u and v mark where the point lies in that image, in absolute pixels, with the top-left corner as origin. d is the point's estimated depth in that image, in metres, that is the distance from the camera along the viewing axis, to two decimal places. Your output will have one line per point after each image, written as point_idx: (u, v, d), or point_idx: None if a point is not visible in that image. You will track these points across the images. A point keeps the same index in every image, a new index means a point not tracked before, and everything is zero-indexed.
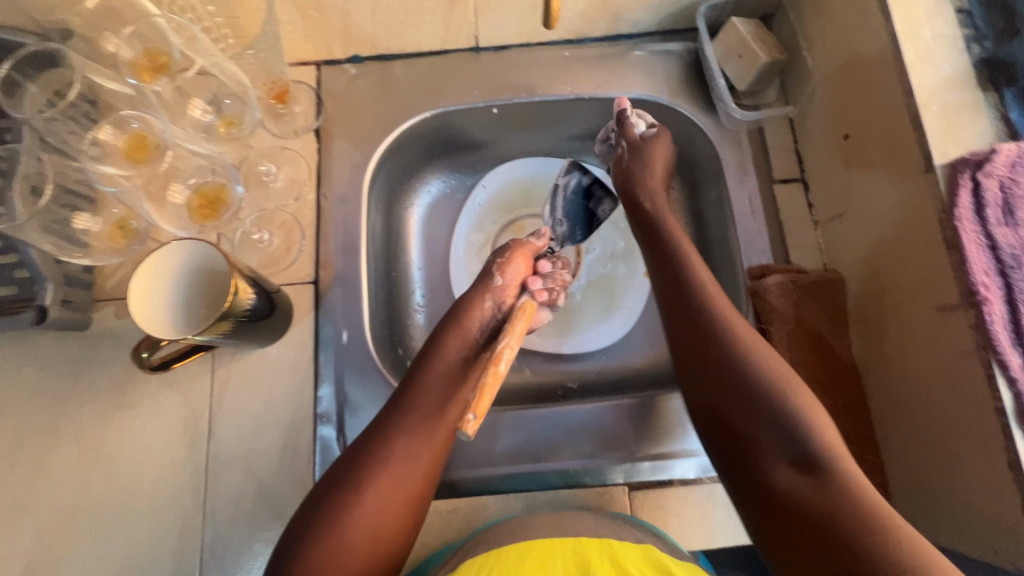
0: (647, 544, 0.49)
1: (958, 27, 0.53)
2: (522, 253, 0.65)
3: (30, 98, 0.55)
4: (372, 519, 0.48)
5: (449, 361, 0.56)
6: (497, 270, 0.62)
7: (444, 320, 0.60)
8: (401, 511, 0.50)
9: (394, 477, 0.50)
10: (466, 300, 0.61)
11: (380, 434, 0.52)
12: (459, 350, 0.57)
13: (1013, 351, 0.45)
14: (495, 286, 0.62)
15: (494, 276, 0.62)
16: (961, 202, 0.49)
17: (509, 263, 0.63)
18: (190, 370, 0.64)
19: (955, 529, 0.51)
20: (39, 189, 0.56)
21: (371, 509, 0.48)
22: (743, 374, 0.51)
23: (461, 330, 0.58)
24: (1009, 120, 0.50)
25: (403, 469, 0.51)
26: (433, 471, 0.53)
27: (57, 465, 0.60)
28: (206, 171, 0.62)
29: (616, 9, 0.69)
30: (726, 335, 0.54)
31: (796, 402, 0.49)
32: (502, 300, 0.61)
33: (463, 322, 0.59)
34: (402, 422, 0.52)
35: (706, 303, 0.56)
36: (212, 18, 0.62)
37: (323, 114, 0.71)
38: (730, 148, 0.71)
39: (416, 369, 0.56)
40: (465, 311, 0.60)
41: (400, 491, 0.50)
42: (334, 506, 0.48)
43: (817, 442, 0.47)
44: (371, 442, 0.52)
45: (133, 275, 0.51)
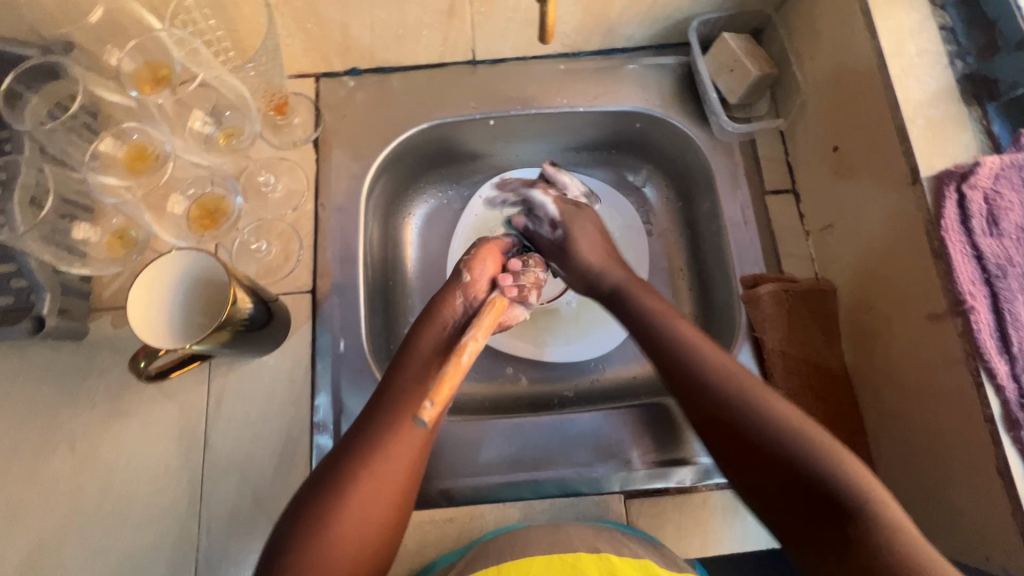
0: (646, 561, 0.49)
1: (942, 43, 0.55)
2: (489, 250, 0.65)
3: (30, 110, 0.54)
4: (356, 521, 0.48)
5: (421, 358, 0.57)
6: (466, 267, 0.63)
7: (418, 319, 0.61)
8: (384, 512, 0.50)
9: (376, 479, 0.50)
10: (438, 299, 0.61)
11: (361, 437, 0.52)
12: (430, 346, 0.57)
13: (1000, 358, 0.46)
14: (465, 282, 0.62)
15: (464, 273, 0.63)
16: (947, 213, 0.50)
17: (478, 259, 0.64)
18: (187, 380, 0.64)
19: (949, 535, 0.51)
20: (38, 201, 0.56)
21: (354, 513, 0.48)
22: (726, 398, 0.52)
23: (434, 327, 0.59)
24: (992, 133, 0.52)
25: (384, 470, 0.50)
26: (415, 469, 0.52)
27: (50, 476, 0.60)
28: (205, 182, 0.64)
29: (610, 25, 0.70)
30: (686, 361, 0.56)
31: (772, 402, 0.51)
32: (471, 295, 0.62)
33: (434, 320, 0.59)
34: (382, 424, 0.52)
35: (675, 337, 0.57)
36: (213, 31, 0.61)
37: (322, 126, 0.72)
38: (723, 159, 0.72)
39: (393, 370, 0.57)
40: (436, 309, 0.60)
41: (382, 494, 0.50)
42: (317, 513, 0.48)
43: (822, 456, 0.47)
44: (352, 447, 0.52)
45: (133, 283, 0.51)
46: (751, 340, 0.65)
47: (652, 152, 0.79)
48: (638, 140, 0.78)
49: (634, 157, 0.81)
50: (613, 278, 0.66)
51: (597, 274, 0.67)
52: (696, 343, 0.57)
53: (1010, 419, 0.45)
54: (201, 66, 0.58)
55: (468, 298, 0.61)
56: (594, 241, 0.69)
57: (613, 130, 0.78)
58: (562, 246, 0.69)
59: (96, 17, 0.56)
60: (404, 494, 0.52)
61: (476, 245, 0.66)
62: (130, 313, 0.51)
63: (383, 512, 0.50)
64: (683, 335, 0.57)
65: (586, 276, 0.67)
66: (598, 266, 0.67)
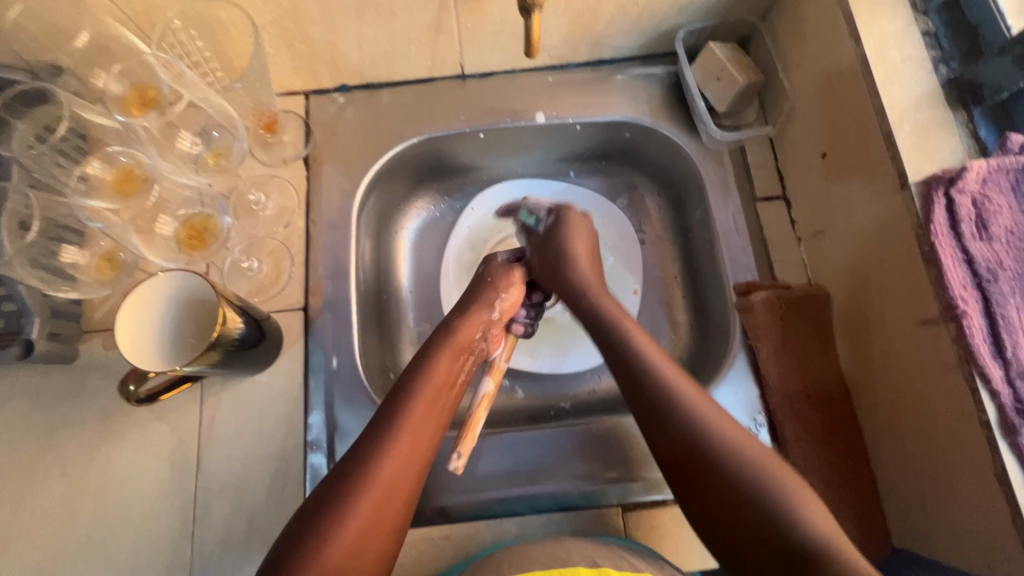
0: (644, 573, 0.49)
1: (926, 49, 0.55)
2: (521, 280, 0.69)
3: (19, 135, 0.54)
4: (352, 553, 0.44)
5: (442, 377, 0.56)
6: (500, 305, 0.66)
7: (439, 331, 0.61)
8: (376, 549, 0.46)
9: (378, 506, 0.47)
10: (463, 326, 0.62)
11: (367, 459, 0.48)
12: (451, 365, 0.58)
13: (994, 363, 0.46)
14: (492, 318, 0.65)
15: (495, 309, 0.65)
16: (935, 218, 0.49)
17: (512, 299, 0.67)
18: (178, 401, 0.63)
19: (949, 542, 0.51)
20: (27, 224, 0.55)
21: (353, 546, 0.44)
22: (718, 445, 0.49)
23: (455, 347, 0.60)
24: (979, 136, 0.52)
25: (388, 493, 0.47)
26: (410, 502, 0.49)
27: (41, 501, 0.59)
28: (194, 203, 0.63)
29: (595, 38, 0.71)
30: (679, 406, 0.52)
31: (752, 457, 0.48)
32: (491, 333, 0.65)
33: (458, 339, 0.60)
34: (387, 446, 0.49)
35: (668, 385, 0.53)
36: (200, 52, 0.61)
37: (312, 143, 0.72)
38: (712, 167, 0.72)
39: (406, 379, 0.56)
40: (462, 324, 0.62)
41: (383, 522, 0.47)
42: (316, 538, 0.44)
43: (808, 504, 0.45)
44: (354, 470, 0.48)
45: (181, 273, 0.53)
46: (745, 349, 0.65)
47: (643, 161, 0.79)
48: (628, 149, 0.79)
49: (625, 166, 0.81)
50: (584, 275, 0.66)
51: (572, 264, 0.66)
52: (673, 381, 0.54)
53: (1006, 424, 0.45)
54: (188, 88, 0.58)
55: (488, 336, 0.64)
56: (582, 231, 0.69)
57: (603, 141, 0.78)
58: (549, 236, 0.69)
59: (81, 42, 0.56)
60: (395, 529, 0.48)
61: (510, 271, 0.69)
62: (164, 278, 0.53)
63: (381, 547, 0.46)
64: (666, 380, 0.54)
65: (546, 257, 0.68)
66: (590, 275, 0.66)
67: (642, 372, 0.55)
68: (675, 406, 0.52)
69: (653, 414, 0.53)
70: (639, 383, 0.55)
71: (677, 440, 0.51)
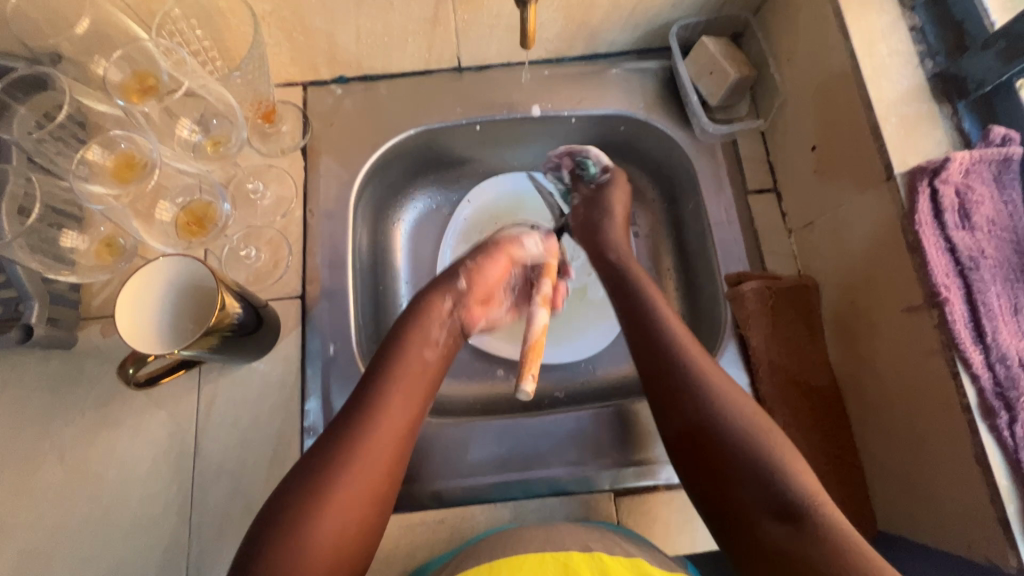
0: (637, 559, 0.49)
1: (912, 44, 0.57)
2: (502, 254, 0.65)
3: (20, 119, 0.55)
4: (337, 531, 0.46)
5: (408, 361, 0.56)
6: (466, 272, 0.63)
7: (406, 313, 0.60)
8: (359, 525, 0.47)
9: (361, 485, 0.48)
10: (428, 307, 0.60)
11: (346, 441, 0.49)
12: (417, 349, 0.57)
13: (974, 347, 0.47)
14: (458, 289, 0.62)
15: (460, 277, 0.63)
16: (919, 208, 0.51)
17: (481, 264, 0.63)
18: (177, 387, 0.64)
19: (932, 525, 0.52)
20: (26, 210, 0.56)
21: (333, 523, 0.45)
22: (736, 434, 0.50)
23: (422, 330, 0.58)
24: (963, 130, 0.54)
25: (364, 472, 0.48)
26: (393, 479, 0.50)
27: (40, 485, 0.60)
28: (192, 190, 0.65)
29: (591, 32, 0.72)
30: (696, 390, 0.53)
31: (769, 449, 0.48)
32: (463, 303, 0.62)
33: (423, 323, 0.59)
34: (366, 426, 0.50)
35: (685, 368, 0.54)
36: (200, 40, 0.62)
37: (310, 133, 0.73)
38: (705, 160, 0.73)
39: (375, 362, 0.56)
40: (427, 308, 0.60)
41: (366, 498, 0.48)
42: (300, 519, 0.45)
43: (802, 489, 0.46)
44: (335, 451, 0.48)
45: (189, 258, 0.54)
46: (735, 338, 0.66)
47: (637, 154, 0.80)
48: (623, 143, 0.80)
49: (621, 160, 0.82)
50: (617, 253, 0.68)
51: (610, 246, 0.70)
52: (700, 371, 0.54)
53: (986, 408, 0.46)
54: (188, 76, 0.59)
55: (458, 304, 0.62)
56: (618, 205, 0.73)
57: (599, 134, 0.79)
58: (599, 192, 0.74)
59: (81, 29, 0.56)
60: (380, 504, 0.49)
61: (489, 241, 0.66)
62: (173, 262, 0.54)
63: (363, 520, 0.47)
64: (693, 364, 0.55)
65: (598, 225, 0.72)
66: (625, 256, 0.68)
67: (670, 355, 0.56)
68: (690, 389, 0.53)
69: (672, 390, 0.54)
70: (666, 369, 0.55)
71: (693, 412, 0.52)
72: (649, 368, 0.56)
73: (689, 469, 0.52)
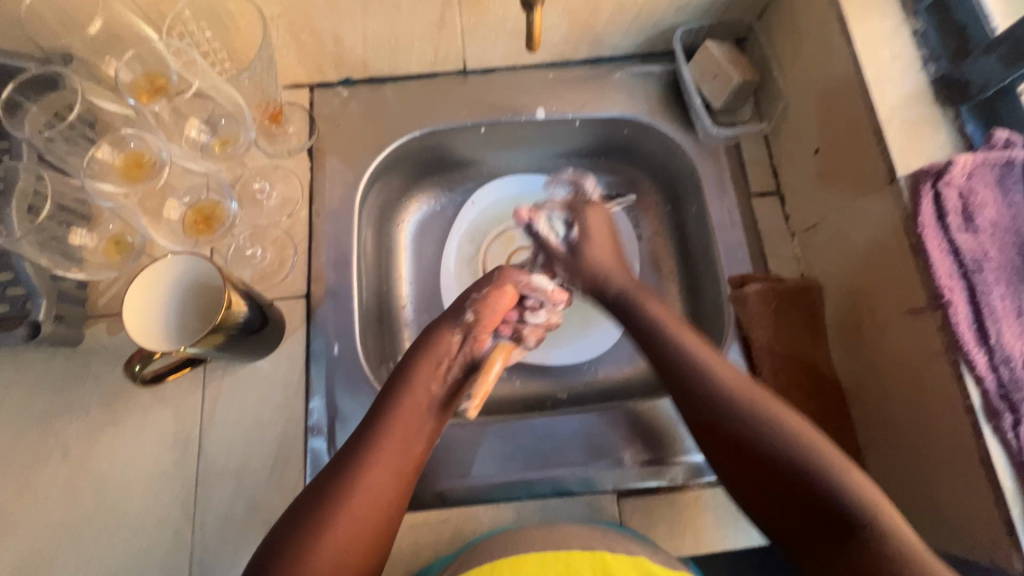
0: (639, 557, 0.50)
1: (914, 49, 0.57)
2: (507, 288, 0.63)
3: (31, 118, 0.56)
4: (332, 571, 0.45)
5: (417, 394, 0.55)
6: (473, 305, 0.61)
7: (415, 344, 0.60)
8: (361, 556, 0.47)
9: (356, 522, 0.48)
10: (438, 341, 0.59)
11: (345, 472, 0.50)
12: (427, 383, 0.56)
13: (978, 349, 0.47)
14: (467, 322, 0.60)
15: (467, 310, 0.61)
16: (923, 211, 0.51)
17: (489, 297, 0.62)
18: (182, 385, 0.64)
19: (937, 528, 0.52)
20: (36, 209, 0.57)
21: (342, 538, 0.47)
22: (775, 437, 0.51)
23: (431, 363, 0.57)
24: (967, 132, 0.54)
25: (376, 489, 0.50)
26: (390, 518, 0.50)
27: (43, 483, 0.60)
28: (201, 189, 0.66)
29: (596, 36, 0.72)
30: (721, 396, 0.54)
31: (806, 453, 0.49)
32: (473, 336, 0.60)
33: (433, 355, 0.58)
34: (362, 463, 0.50)
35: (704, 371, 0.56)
36: (209, 43, 0.63)
37: (316, 135, 0.73)
38: (709, 163, 0.73)
39: (387, 390, 0.56)
40: (435, 341, 0.59)
41: (361, 537, 0.48)
42: (296, 552, 0.45)
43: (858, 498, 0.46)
44: (332, 486, 0.49)
45: (200, 260, 0.55)
46: (739, 340, 0.66)
47: (641, 157, 0.81)
48: (626, 146, 0.80)
49: (624, 163, 0.82)
50: (617, 285, 0.65)
51: (607, 279, 0.66)
52: (727, 383, 0.55)
53: (990, 409, 0.46)
54: (198, 75, 0.60)
55: (469, 337, 0.60)
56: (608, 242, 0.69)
57: (602, 137, 0.79)
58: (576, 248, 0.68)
59: (94, 29, 0.57)
60: (375, 545, 0.49)
61: (493, 275, 0.64)
62: (182, 261, 0.55)
63: (368, 542, 0.48)
64: (707, 367, 0.56)
65: (592, 280, 0.67)
66: (630, 290, 0.65)
67: (690, 369, 0.56)
68: (718, 395, 0.54)
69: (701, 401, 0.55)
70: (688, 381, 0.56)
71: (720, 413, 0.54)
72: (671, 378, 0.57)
73: (727, 463, 0.53)
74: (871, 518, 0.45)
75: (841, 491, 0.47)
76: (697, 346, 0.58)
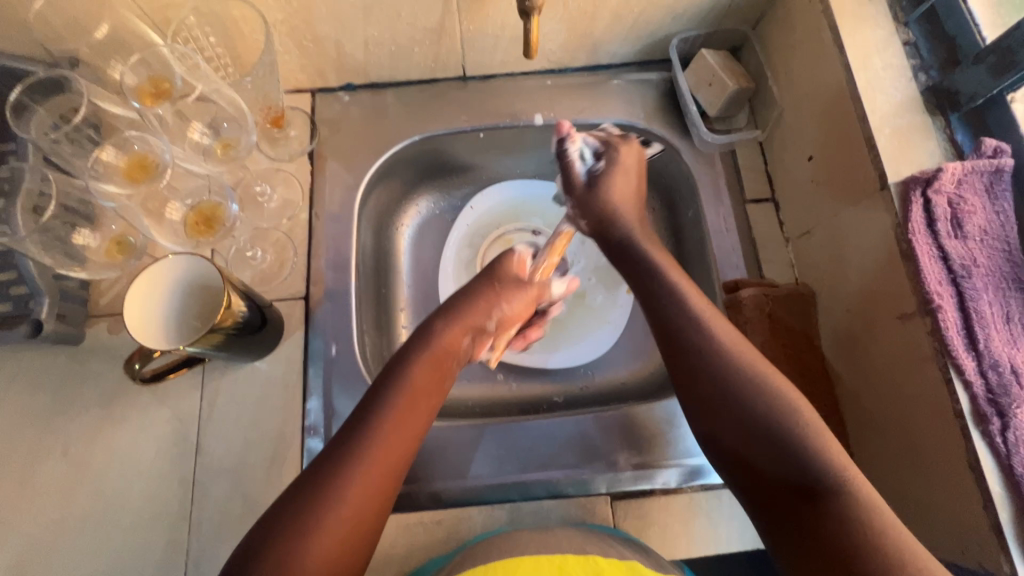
0: (634, 563, 0.50)
1: (905, 58, 0.58)
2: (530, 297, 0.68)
3: (37, 121, 0.57)
4: (348, 518, 0.46)
5: (424, 376, 0.55)
6: (499, 316, 0.64)
7: (419, 335, 0.59)
8: (375, 509, 0.48)
9: (380, 472, 0.48)
10: (446, 336, 0.59)
11: (368, 424, 0.50)
12: (432, 368, 0.57)
13: (966, 355, 0.48)
14: (486, 330, 0.63)
15: (492, 320, 0.64)
16: (912, 217, 0.52)
17: (516, 310, 0.66)
18: (181, 385, 0.65)
19: (926, 533, 0.53)
20: (41, 208, 0.58)
21: (362, 490, 0.47)
22: (751, 385, 0.51)
23: (436, 358, 0.57)
24: (955, 141, 0.55)
25: (394, 445, 0.50)
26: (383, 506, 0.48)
27: (42, 480, 0.61)
28: (202, 191, 0.67)
29: (594, 42, 0.73)
30: (698, 336, 0.55)
31: (780, 398, 0.50)
32: (478, 341, 0.63)
33: (440, 351, 0.58)
34: (382, 418, 0.51)
35: (685, 308, 0.57)
36: (213, 48, 0.64)
37: (317, 138, 0.74)
38: (705, 169, 0.74)
39: (398, 365, 0.56)
40: (441, 337, 0.59)
41: (380, 486, 0.48)
42: (324, 491, 0.46)
43: (818, 451, 0.47)
44: (353, 438, 0.50)
45: (202, 258, 0.55)
46: None
47: None
48: None
49: None
50: (625, 228, 0.65)
51: (615, 219, 0.66)
52: (705, 319, 0.56)
53: (979, 414, 0.47)
54: (202, 79, 0.61)
55: (478, 342, 0.63)
56: (627, 171, 0.68)
57: None
58: (597, 183, 0.67)
59: (101, 34, 0.59)
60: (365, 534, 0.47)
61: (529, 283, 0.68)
62: (185, 260, 0.55)
63: (382, 494, 0.48)
64: (695, 312, 0.56)
65: (603, 218, 0.66)
66: (634, 235, 0.65)
67: (668, 303, 0.58)
68: (693, 326, 0.55)
69: (677, 337, 0.56)
70: (664, 310, 0.58)
71: (694, 351, 0.54)
72: (655, 314, 0.58)
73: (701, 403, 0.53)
74: (844, 485, 0.45)
75: (819, 454, 0.46)
76: (681, 284, 0.59)
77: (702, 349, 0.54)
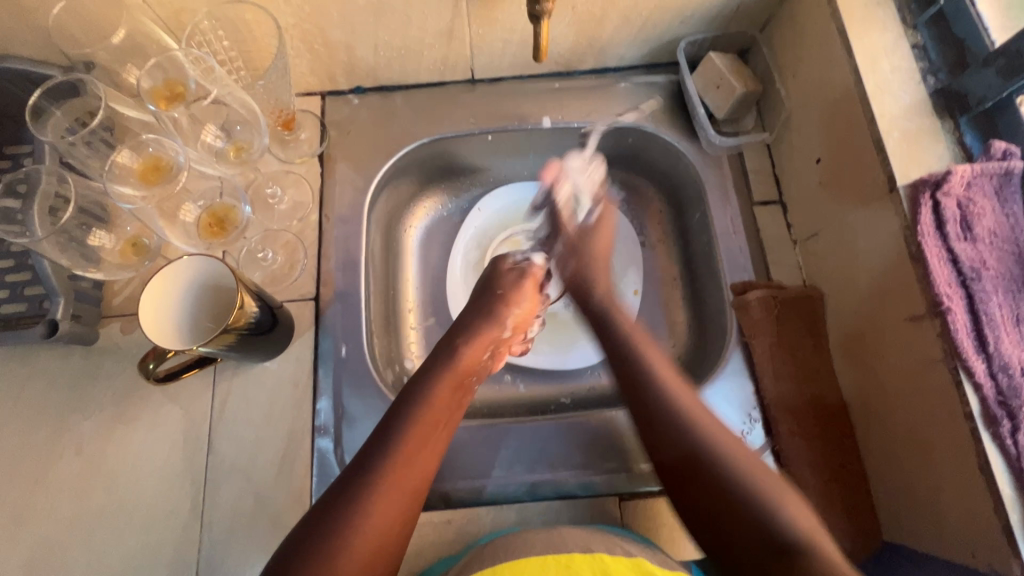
0: (638, 559, 0.50)
1: (914, 61, 0.58)
2: (531, 292, 0.70)
3: (54, 123, 0.58)
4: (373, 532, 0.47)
5: (442, 397, 0.56)
6: (512, 322, 0.66)
7: (436, 351, 0.61)
8: (398, 523, 0.49)
9: (405, 487, 0.50)
10: (469, 347, 0.61)
11: (392, 440, 0.52)
12: (453, 388, 0.58)
13: (977, 356, 0.48)
14: (502, 339, 0.65)
15: (507, 327, 0.66)
16: (922, 219, 0.52)
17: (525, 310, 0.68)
18: (193, 384, 0.66)
19: (935, 535, 0.53)
20: (57, 210, 0.59)
21: (387, 505, 0.49)
22: (714, 449, 0.52)
23: (459, 371, 0.59)
24: (964, 144, 0.55)
25: (417, 460, 0.52)
26: (404, 530, 0.50)
27: (56, 478, 0.62)
28: (215, 193, 0.69)
29: (601, 46, 0.74)
30: (657, 396, 0.56)
31: (733, 457, 0.51)
32: (495, 351, 0.65)
33: (463, 366, 0.59)
34: (405, 433, 0.53)
35: (647, 369, 0.58)
36: (226, 51, 0.65)
37: (327, 141, 0.75)
38: (712, 171, 0.75)
39: (416, 385, 0.57)
40: (464, 350, 0.61)
41: (402, 502, 0.50)
42: (348, 504, 0.48)
43: (776, 510, 0.48)
44: (377, 453, 0.51)
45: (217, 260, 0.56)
46: (740, 346, 0.67)
47: (646, 165, 0.82)
48: (632, 154, 0.81)
49: (629, 171, 0.84)
50: (602, 291, 0.68)
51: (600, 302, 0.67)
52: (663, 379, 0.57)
53: (989, 416, 0.47)
54: (215, 83, 0.61)
55: (494, 353, 0.65)
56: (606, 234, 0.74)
57: (608, 145, 0.80)
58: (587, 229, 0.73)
59: (117, 38, 0.59)
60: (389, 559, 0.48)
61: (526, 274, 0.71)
62: (199, 261, 0.56)
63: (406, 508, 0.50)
64: (653, 370, 0.58)
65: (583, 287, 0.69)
66: (608, 299, 0.67)
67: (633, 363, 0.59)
68: (653, 387, 0.56)
69: (642, 393, 0.57)
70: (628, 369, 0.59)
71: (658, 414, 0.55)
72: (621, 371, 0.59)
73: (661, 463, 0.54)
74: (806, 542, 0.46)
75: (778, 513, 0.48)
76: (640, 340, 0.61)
77: (662, 411, 0.55)
